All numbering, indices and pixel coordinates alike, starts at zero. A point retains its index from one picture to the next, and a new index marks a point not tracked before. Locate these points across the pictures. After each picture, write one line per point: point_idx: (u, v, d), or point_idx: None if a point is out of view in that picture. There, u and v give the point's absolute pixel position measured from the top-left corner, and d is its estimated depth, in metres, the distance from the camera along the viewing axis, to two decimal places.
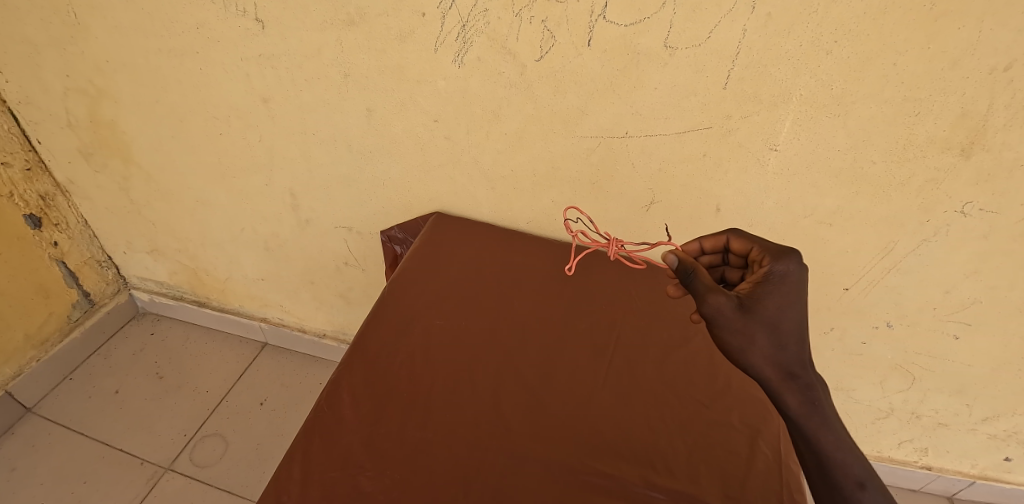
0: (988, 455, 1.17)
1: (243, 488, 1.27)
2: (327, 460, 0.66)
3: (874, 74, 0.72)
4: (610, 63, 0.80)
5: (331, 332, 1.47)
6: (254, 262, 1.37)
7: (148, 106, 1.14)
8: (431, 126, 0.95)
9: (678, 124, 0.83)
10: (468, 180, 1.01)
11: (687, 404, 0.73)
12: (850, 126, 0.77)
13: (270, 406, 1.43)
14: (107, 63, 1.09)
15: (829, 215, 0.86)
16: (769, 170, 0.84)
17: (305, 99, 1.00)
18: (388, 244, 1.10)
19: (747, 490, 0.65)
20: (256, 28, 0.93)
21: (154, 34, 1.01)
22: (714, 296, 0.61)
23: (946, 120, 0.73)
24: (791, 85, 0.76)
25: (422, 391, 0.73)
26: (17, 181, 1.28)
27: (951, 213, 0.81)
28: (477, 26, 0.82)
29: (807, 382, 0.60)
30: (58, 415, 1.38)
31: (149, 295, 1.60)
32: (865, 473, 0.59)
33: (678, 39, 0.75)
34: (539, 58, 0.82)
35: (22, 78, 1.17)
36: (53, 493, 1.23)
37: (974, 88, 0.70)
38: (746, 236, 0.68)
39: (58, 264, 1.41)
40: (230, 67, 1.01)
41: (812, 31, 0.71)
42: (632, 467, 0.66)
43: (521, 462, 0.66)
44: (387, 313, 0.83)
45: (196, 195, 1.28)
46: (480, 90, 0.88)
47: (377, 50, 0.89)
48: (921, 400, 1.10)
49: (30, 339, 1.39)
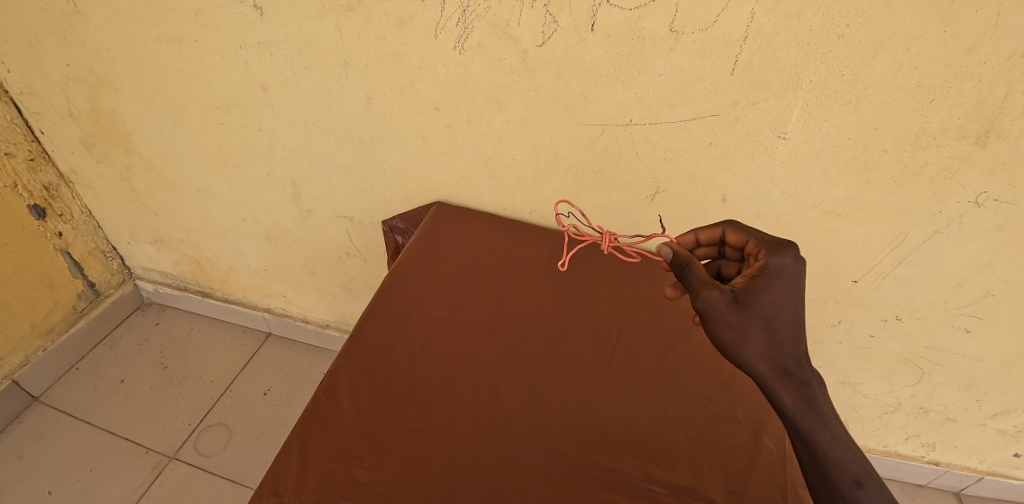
0: (997, 452, 1.15)
1: (247, 477, 1.27)
2: (326, 450, 0.65)
3: (886, 59, 0.70)
4: (614, 48, 0.78)
5: (333, 323, 1.47)
6: (256, 251, 1.37)
7: (148, 95, 1.13)
8: (431, 114, 0.94)
9: (684, 112, 0.81)
10: (470, 169, 0.99)
11: (690, 397, 0.72)
12: (862, 113, 0.75)
13: (273, 396, 1.43)
14: (107, 52, 1.08)
15: (839, 205, 0.84)
16: (778, 159, 0.82)
17: (305, 86, 0.99)
18: (389, 234, 1.09)
19: (750, 486, 0.64)
20: (254, 15, 0.92)
21: (153, 21, 1.00)
22: (708, 290, 0.59)
23: (962, 107, 0.71)
24: (801, 71, 0.73)
25: (422, 382, 0.72)
26: (20, 171, 1.28)
27: (964, 204, 0.79)
28: (478, 11, 0.80)
29: (803, 379, 0.59)
30: (63, 404, 1.39)
31: (154, 285, 1.60)
32: (863, 471, 0.58)
33: (685, 23, 0.73)
34: (542, 43, 0.80)
35: (22, 67, 1.16)
36: (60, 480, 1.24)
37: (990, 74, 0.68)
38: (742, 228, 0.67)
39: (63, 254, 1.41)
40: (229, 55, 1.00)
41: (823, 14, 0.69)
42: (632, 460, 0.65)
43: (520, 454, 0.65)
44: (386, 302, 0.82)
45: (198, 184, 1.27)
46: (481, 77, 0.87)
47: (378, 37, 0.88)
48: (929, 395, 1.08)
49: (36, 328, 1.40)
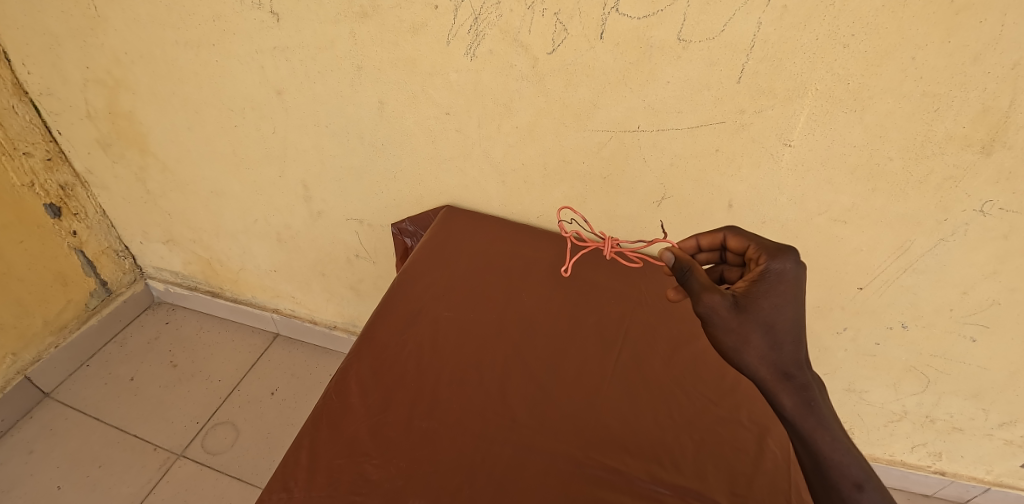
0: (1004, 462, 1.15)
1: (253, 476, 1.29)
2: (335, 447, 0.67)
3: (891, 68, 0.71)
4: (622, 56, 0.79)
5: (341, 324, 1.48)
6: (267, 252, 1.39)
7: (164, 97, 1.15)
8: (442, 119, 0.96)
9: (690, 119, 0.82)
10: (479, 173, 1.00)
11: (695, 401, 0.73)
12: (868, 121, 0.76)
13: (281, 395, 1.45)
14: (125, 55, 1.11)
15: (844, 213, 0.85)
16: (784, 166, 0.83)
17: (318, 90, 1.00)
18: (399, 236, 1.10)
19: (754, 489, 0.65)
20: (271, 20, 0.94)
21: (172, 26, 1.02)
22: (709, 294, 0.60)
23: (966, 116, 0.72)
24: (807, 79, 0.74)
25: (430, 381, 0.73)
26: (38, 171, 1.31)
27: (970, 212, 0.80)
28: (489, 19, 0.82)
29: (803, 382, 0.60)
30: (74, 400, 1.41)
31: (164, 284, 1.63)
32: (863, 474, 0.58)
33: (692, 32, 0.75)
34: (551, 50, 0.82)
35: (42, 69, 1.19)
36: (69, 475, 1.26)
37: (995, 83, 0.69)
38: (743, 234, 0.68)
39: (76, 252, 1.43)
40: (245, 59, 1.02)
41: (830, 24, 0.70)
42: (637, 461, 0.66)
43: (527, 453, 0.66)
44: (395, 304, 0.84)
45: (211, 185, 1.29)
46: (492, 82, 0.88)
47: (391, 43, 0.89)
48: (935, 403, 1.08)
49: (49, 325, 1.42)
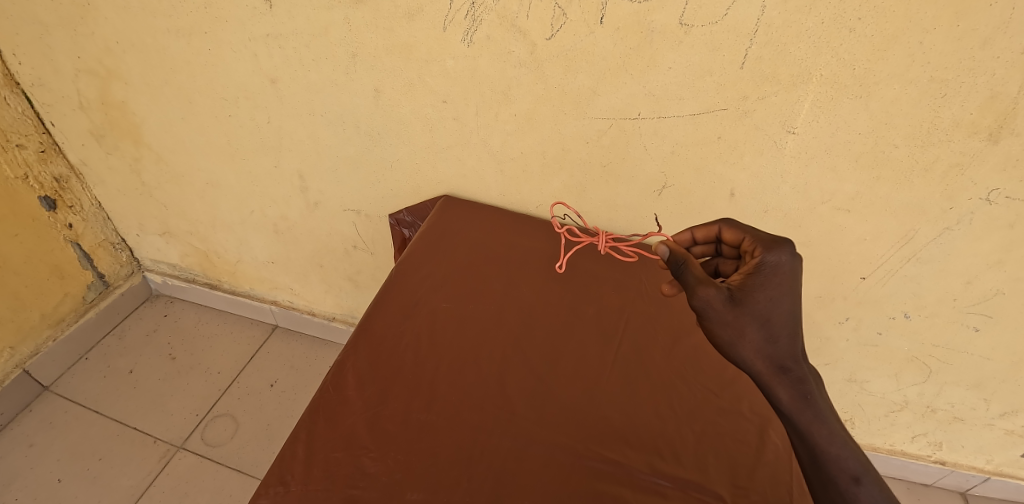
0: (1005, 452, 1.14)
1: (253, 467, 1.28)
2: (331, 440, 0.66)
3: (898, 53, 0.69)
4: (622, 41, 0.78)
5: (340, 316, 1.48)
6: (264, 244, 1.37)
7: (157, 87, 1.13)
8: (440, 107, 0.94)
9: (692, 105, 0.81)
10: (477, 162, 0.99)
11: (696, 392, 0.72)
12: (873, 108, 0.74)
13: (279, 387, 1.44)
14: (117, 44, 1.09)
15: (848, 201, 0.84)
16: (786, 153, 0.82)
17: (313, 79, 0.99)
18: (396, 227, 1.08)
19: (755, 481, 0.64)
20: (264, 7, 0.92)
21: (163, 13, 1.00)
22: (704, 288, 0.59)
23: (974, 102, 0.70)
24: (812, 64, 0.73)
25: (427, 373, 0.72)
26: (31, 163, 1.29)
27: (975, 201, 0.79)
28: (487, 3, 0.80)
29: (799, 376, 0.59)
30: (73, 393, 1.41)
31: (162, 277, 1.62)
32: (862, 468, 0.58)
33: (694, 16, 0.73)
34: (550, 36, 0.80)
35: (33, 58, 1.17)
36: (70, 467, 1.26)
37: (1004, 68, 0.67)
38: (738, 226, 0.66)
39: (73, 245, 1.42)
40: (238, 47, 1.00)
41: (835, 7, 0.68)
42: (638, 454, 0.65)
43: (525, 445, 0.66)
44: (393, 295, 0.83)
45: (207, 176, 1.28)
46: (490, 70, 0.86)
47: (387, 29, 0.88)
48: (937, 393, 1.08)
49: (46, 318, 1.41)
